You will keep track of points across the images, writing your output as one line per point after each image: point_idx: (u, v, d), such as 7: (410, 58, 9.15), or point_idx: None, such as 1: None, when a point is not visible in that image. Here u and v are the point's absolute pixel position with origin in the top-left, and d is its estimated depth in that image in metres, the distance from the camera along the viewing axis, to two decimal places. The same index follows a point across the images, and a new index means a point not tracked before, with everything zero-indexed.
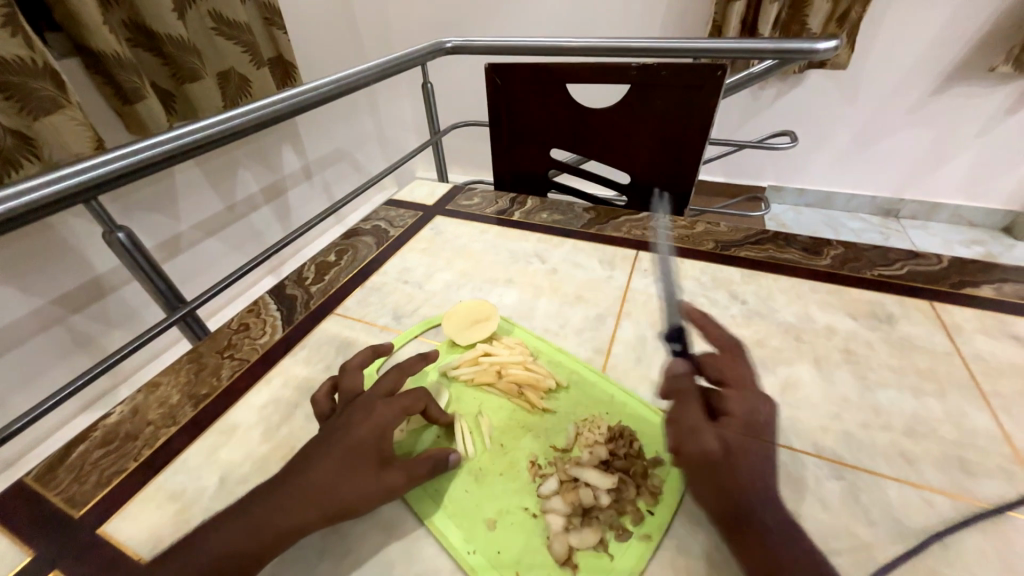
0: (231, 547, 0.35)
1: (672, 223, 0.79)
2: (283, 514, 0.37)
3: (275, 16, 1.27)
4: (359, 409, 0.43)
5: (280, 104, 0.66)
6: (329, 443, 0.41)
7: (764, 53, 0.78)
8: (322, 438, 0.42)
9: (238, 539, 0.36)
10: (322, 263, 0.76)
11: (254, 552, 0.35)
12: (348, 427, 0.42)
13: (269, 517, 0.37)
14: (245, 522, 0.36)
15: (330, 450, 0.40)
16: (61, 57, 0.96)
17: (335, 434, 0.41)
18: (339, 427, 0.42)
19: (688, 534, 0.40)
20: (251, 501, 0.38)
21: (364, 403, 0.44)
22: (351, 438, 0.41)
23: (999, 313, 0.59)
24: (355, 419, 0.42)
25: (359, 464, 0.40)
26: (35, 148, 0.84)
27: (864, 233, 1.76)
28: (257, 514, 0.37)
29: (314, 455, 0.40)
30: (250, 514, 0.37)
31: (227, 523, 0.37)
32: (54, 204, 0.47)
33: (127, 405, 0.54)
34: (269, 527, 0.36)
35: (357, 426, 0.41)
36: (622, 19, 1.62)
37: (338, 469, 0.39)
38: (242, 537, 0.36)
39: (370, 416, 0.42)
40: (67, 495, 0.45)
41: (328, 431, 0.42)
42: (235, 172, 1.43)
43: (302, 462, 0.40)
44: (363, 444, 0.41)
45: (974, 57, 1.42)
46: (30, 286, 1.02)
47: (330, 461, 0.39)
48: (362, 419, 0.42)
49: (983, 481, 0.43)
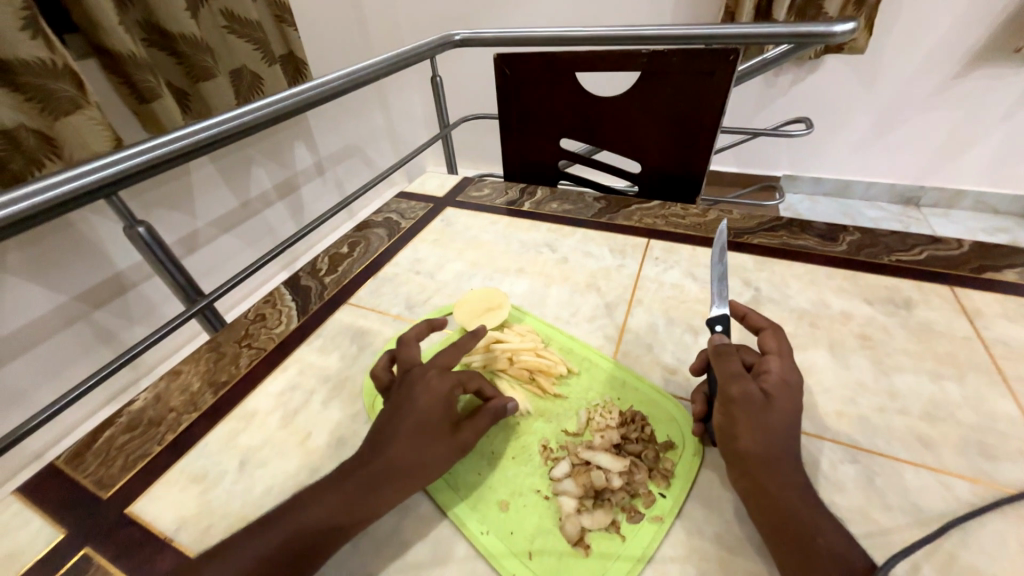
0: (324, 522, 0.37)
1: (684, 211, 0.79)
2: (367, 488, 0.39)
3: (286, 13, 1.28)
4: (418, 382, 0.44)
5: (293, 99, 0.68)
6: (397, 418, 0.42)
7: (778, 37, 0.77)
8: (388, 413, 0.43)
9: (329, 515, 0.37)
10: (335, 255, 0.77)
11: (348, 524, 0.37)
12: (412, 401, 0.42)
13: (355, 492, 0.38)
14: (331, 499, 0.38)
15: (401, 426, 0.41)
16: (79, 58, 0.98)
17: (401, 409, 0.42)
18: (403, 402, 0.43)
19: (701, 516, 0.40)
20: (331, 478, 0.40)
21: (422, 375, 0.44)
22: (419, 412, 0.42)
23: (1022, 297, 0.58)
24: (417, 392, 0.43)
25: (431, 436, 0.41)
26: (57, 148, 0.86)
27: (882, 222, 1.73)
28: (342, 490, 0.38)
29: (384, 431, 0.41)
30: (333, 490, 0.39)
31: (313, 500, 0.38)
32: (76, 199, 0.48)
33: (150, 392, 0.55)
34: (356, 502, 0.38)
35: (421, 399, 0.42)
36: (632, 7, 1.60)
37: (412, 443, 0.40)
38: (331, 512, 0.37)
39: (432, 389, 0.43)
40: (95, 477, 0.47)
41: (392, 405, 0.43)
42: (249, 169, 1.45)
43: (375, 439, 0.41)
44: (433, 418, 0.42)
45: (998, 38, 1.37)
46: (55, 282, 1.05)
47: (403, 437, 0.41)
48: (426, 393, 0.43)
49: (1003, 465, 0.42)
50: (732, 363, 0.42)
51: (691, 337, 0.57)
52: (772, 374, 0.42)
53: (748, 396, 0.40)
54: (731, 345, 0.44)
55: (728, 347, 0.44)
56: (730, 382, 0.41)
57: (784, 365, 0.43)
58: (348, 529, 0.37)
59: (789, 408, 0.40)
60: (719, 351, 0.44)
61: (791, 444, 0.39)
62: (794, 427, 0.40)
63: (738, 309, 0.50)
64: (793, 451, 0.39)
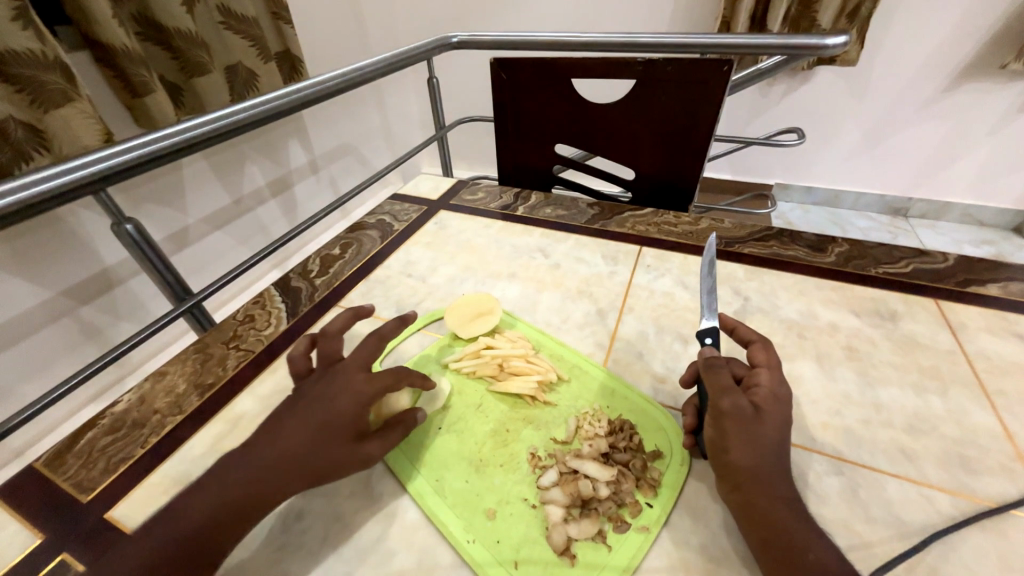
0: (209, 515, 0.36)
1: (676, 219, 0.79)
2: (261, 483, 0.38)
3: (283, 10, 1.27)
4: (337, 379, 0.43)
5: (285, 99, 0.67)
6: (304, 411, 0.41)
7: (772, 49, 0.77)
8: (297, 403, 0.42)
9: (214, 506, 0.36)
10: (327, 256, 0.76)
11: (234, 518, 0.36)
12: (326, 397, 0.42)
13: (247, 485, 0.37)
14: (221, 489, 0.37)
15: (307, 421, 0.40)
16: (71, 51, 0.97)
17: (311, 404, 0.41)
18: (316, 397, 0.42)
19: (686, 527, 0.41)
20: (226, 463, 0.39)
21: (343, 372, 0.43)
22: (330, 411, 0.41)
23: (1005, 311, 0.59)
24: (333, 390, 0.42)
25: (335, 438, 0.40)
26: (46, 141, 0.85)
27: (872, 232, 1.75)
28: (234, 481, 0.37)
29: (288, 422, 0.40)
30: (225, 480, 0.38)
31: (203, 490, 0.37)
32: (64, 195, 0.47)
33: (134, 393, 0.54)
34: (245, 495, 0.37)
35: (335, 398, 0.41)
36: (629, 13, 1.61)
37: (315, 442, 0.40)
38: (219, 504, 0.36)
39: (349, 389, 0.42)
40: (76, 480, 0.46)
41: (303, 397, 0.42)
42: (242, 167, 1.44)
43: (277, 429, 0.40)
44: (342, 418, 0.41)
45: (987, 54, 1.40)
46: (40, 277, 1.03)
47: (306, 433, 0.40)
48: (342, 391, 0.42)
49: (983, 479, 0.43)
50: (723, 374, 0.42)
51: (681, 346, 0.57)
52: (762, 387, 0.42)
53: (740, 409, 0.40)
54: (722, 358, 0.44)
55: (719, 359, 0.44)
56: (722, 395, 0.40)
57: (774, 378, 0.43)
58: (234, 525, 0.36)
59: (778, 422, 0.40)
60: (710, 362, 0.43)
61: (780, 457, 0.39)
62: (783, 440, 0.40)
63: (728, 323, 0.50)
64: (782, 464, 0.39)
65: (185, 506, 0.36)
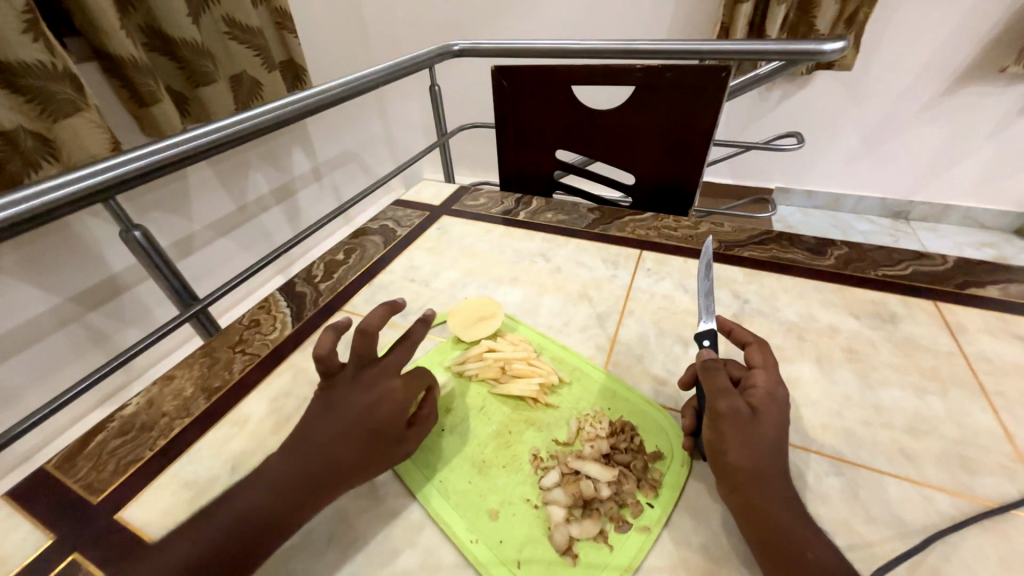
0: (258, 519, 0.37)
1: (676, 223, 0.80)
2: (309, 488, 0.39)
3: (287, 20, 1.29)
4: (374, 385, 0.44)
5: (291, 107, 0.68)
6: (344, 415, 0.42)
7: (770, 55, 0.78)
8: (332, 407, 0.42)
9: (263, 511, 0.37)
10: (331, 261, 0.77)
11: (283, 522, 0.37)
12: (366, 402, 0.42)
13: (294, 490, 0.38)
14: (268, 494, 0.38)
15: (348, 426, 0.41)
16: (80, 61, 0.99)
17: (352, 409, 0.42)
18: (355, 401, 0.42)
19: (688, 526, 0.41)
20: (267, 469, 0.39)
21: (378, 377, 0.44)
22: (372, 417, 0.42)
23: (1003, 312, 0.59)
24: (373, 395, 0.43)
25: (378, 443, 0.42)
26: (54, 149, 0.86)
27: (873, 235, 1.75)
28: (279, 486, 0.38)
29: (328, 427, 0.41)
30: (270, 485, 0.38)
31: (249, 495, 0.38)
32: (74, 203, 0.49)
33: (143, 396, 0.55)
34: (293, 499, 0.38)
35: (376, 405, 0.43)
36: (629, 20, 1.63)
37: (360, 447, 0.41)
38: (267, 508, 0.37)
39: (389, 395, 0.43)
40: (85, 482, 0.47)
41: (338, 401, 0.42)
42: (247, 174, 1.46)
43: (315, 434, 0.41)
44: (383, 425, 0.42)
45: (984, 58, 1.41)
46: (48, 284, 1.05)
47: (349, 438, 0.41)
48: (383, 398, 0.43)
49: (983, 478, 0.43)
50: (721, 376, 0.43)
51: (681, 348, 0.58)
52: (758, 388, 0.42)
53: (735, 410, 0.40)
54: (718, 360, 0.45)
55: (714, 361, 0.44)
56: (718, 397, 0.41)
57: (770, 379, 0.43)
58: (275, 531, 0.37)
59: (776, 422, 0.41)
60: (707, 365, 0.44)
61: (779, 458, 0.40)
62: (782, 441, 0.40)
63: (725, 325, 0.51)
64: (780, 465, 0.39)
65: (229, 514, 0.37)
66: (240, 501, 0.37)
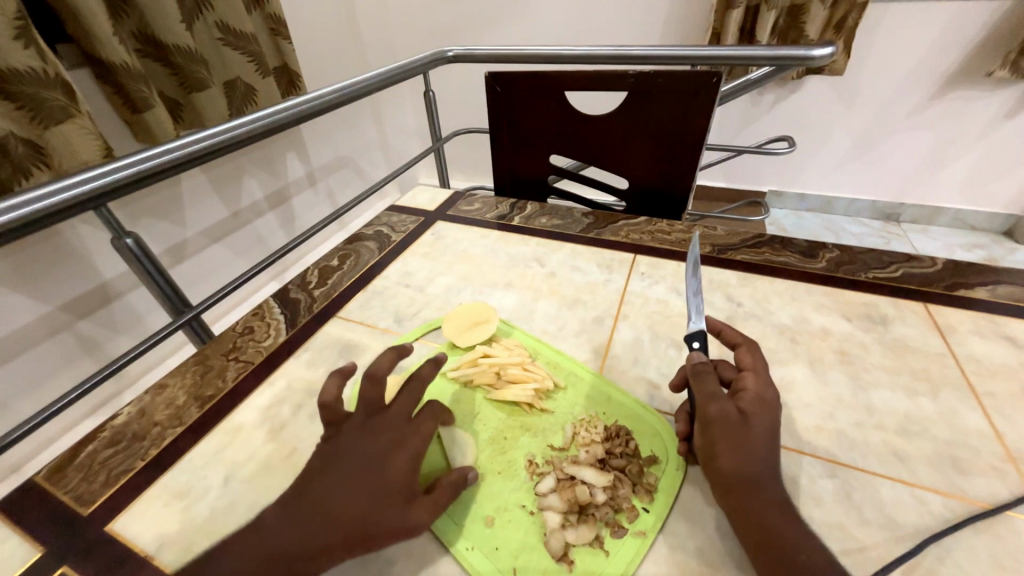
0: None
1: (669, 226, 0.80)
2: (318, 544, 0.36)
3: (281, 26, 1.29)
4: (387, 434, 0.42)
5: (286, 113, 0.68)
6: (354, 468, 0.40)
7: (760, 60, 0.79)
8: (344, 457, 0.41)
9: (268, 568, 0.35)
10: (325, 268, 0.77)
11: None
12: (377, 454, 0.40)
13: (303, 545, 0.36)
14: (273, 550, 0.36)
15: (361, 479, 0.39)
16: (72, 68, 0.98)
17: (362, 462, 0.40)
18: (365, 454, 0.40)
19: (684, 531, 0.41)
20: (274, 522, 0.38)
21: (390, 424, 0.42)
22: (383, 470, 0.40)
23: (993, 314, 0.60)
24: (384, 445, 0.41)
25: (390, 502, 0.39)
26: (46, 155, 0.86)
27: (865, 237, 1.77)
28: (287, 541, 0.36)
29: (337, 479, 0.39)
30: (275, 542, 0.36)
31: (253, 550, 0.36)
32: (65, 211, 0.48)
33: (134, 406, 0.55)
34: (300, 557, 0.36)
35: (390, 454, 0.40)
36: (622, 26, 1.64)
37: (370, 504, 0.38)
38: (272, 565, 0.35)
39: (402, 445, 0.41)
40: (75, 494, 0.46)
41: (350, 448, 0.41)
42: (241, 179, 1.45)
43: (327, 486, 0.39)
44: (398, 479, 0.39)
45: (971, 63, 1.43)
46: (39, 291, 1.04)
47: (358, 491, 0.38)
48: (396, 448, 0.41)
49: (974, 479, 0.43)
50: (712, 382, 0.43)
51: (676, 352, 0.58)
52: (748, 392, 0.43)
53: (726, 415, 0.41)
54: (708, 364, 0.45)
55: (705, 367, 0.45)
56: (709, 401, 0.41)
57: (760, 381, 0.44)
58: None
59: (766, 427, 0.41)
60: (696, 371, 0.45)
61: (771, 463, 0.40)
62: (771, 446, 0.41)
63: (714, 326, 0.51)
64: (772, 470, 0.39)
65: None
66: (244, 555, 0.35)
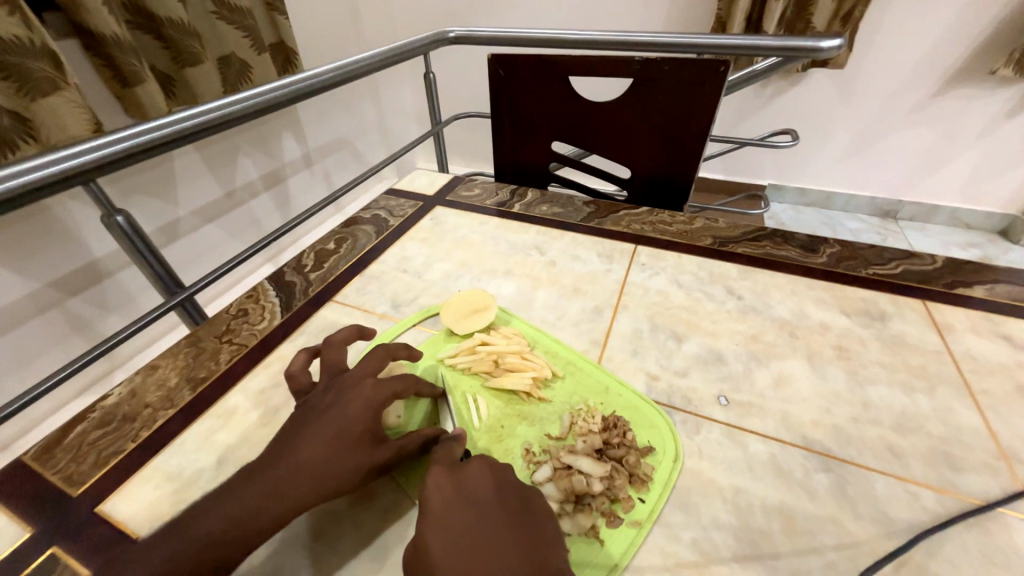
0: (219, 536, 0.34)
1: (671, 217, 0.80)
2: (278, 497, 0.36)
3: (277, 1, 1.26)
4: (347, 390, 0.43)
5: (281, 91, 0.66)
6: (317, 420, 0.40)
7: (768, 50, 0.77)
8: (308, 414, 0.42)
9: (233, 519, 0.35)
10: (321, 251, 0.76)
11: (254, 532, 0.35)
12: (337, 406, 0.41)
13: (263, 495, 0.36)
14: (237, 504, 0.35)
15: (321, 432, 0.39)
16: (60, 38, 0.95)
17: (322, 415, 0.41)
18: (327, 408, 0.41)
19: (679, 521, 0.41)
20: (239, 478, 0.37)
21: (352, 382, 0.43)
22: (343, 419, 0.40)
23: (990, 313, 0.60)
24: (343, 399, 0.42)
25: (351, 446, 0.39)
26: (32, 129, 0.83)
27: (861, 233, 1.77)
28: (250, 493, 0.36)
29: (300, 433, 0.40)
30: (238, 496, 0.36)
31: (218, 505, 0.36)
32: (54, 185, 0.47)
33: (126, 386, 0.54)
34: (264, 505, 0.36)
35: (348, 406, 0.41)
36: (626, 12, 1.61)
37: (332, 450, 0.39)
38: (235, 518, 0.35)
39: (361, 396, 0.42)
40: (65, 475, 0.46)
41: (314, 407, 0.42)
42: (235, 158, 1.42)
43: (291, 441, 0.39)
44: (356, 428, 0.40)
45: (977, 59, 1.41)
46: (26, 269, 1.02)
47: (319, 442, 0.39)
48: (354, 399, 0.41)
49: (967, 476, 0.44)
50: (471, 467, 0.38)
51: (674, 344, 0.57)
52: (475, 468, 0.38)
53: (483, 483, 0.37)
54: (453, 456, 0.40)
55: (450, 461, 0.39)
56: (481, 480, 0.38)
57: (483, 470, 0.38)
58: (245, 543, 0.35)
59: (495, 497, 0.37)
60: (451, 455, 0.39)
61: (513, 538, 0.34)
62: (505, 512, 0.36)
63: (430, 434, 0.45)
64: (513, 551, 0.33)
65: (193, 525, 0.34)
66: (212, 510, 0.35)
